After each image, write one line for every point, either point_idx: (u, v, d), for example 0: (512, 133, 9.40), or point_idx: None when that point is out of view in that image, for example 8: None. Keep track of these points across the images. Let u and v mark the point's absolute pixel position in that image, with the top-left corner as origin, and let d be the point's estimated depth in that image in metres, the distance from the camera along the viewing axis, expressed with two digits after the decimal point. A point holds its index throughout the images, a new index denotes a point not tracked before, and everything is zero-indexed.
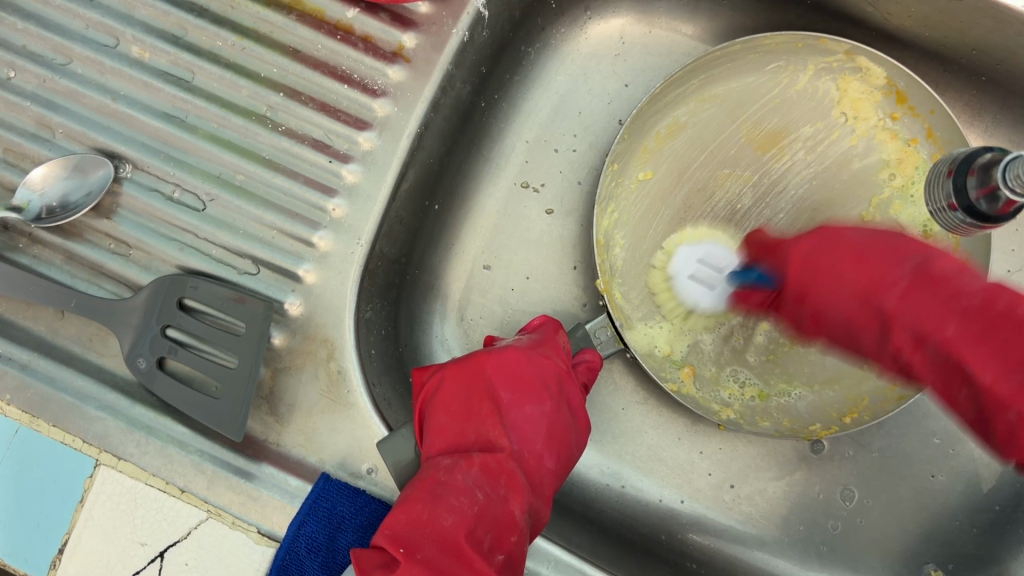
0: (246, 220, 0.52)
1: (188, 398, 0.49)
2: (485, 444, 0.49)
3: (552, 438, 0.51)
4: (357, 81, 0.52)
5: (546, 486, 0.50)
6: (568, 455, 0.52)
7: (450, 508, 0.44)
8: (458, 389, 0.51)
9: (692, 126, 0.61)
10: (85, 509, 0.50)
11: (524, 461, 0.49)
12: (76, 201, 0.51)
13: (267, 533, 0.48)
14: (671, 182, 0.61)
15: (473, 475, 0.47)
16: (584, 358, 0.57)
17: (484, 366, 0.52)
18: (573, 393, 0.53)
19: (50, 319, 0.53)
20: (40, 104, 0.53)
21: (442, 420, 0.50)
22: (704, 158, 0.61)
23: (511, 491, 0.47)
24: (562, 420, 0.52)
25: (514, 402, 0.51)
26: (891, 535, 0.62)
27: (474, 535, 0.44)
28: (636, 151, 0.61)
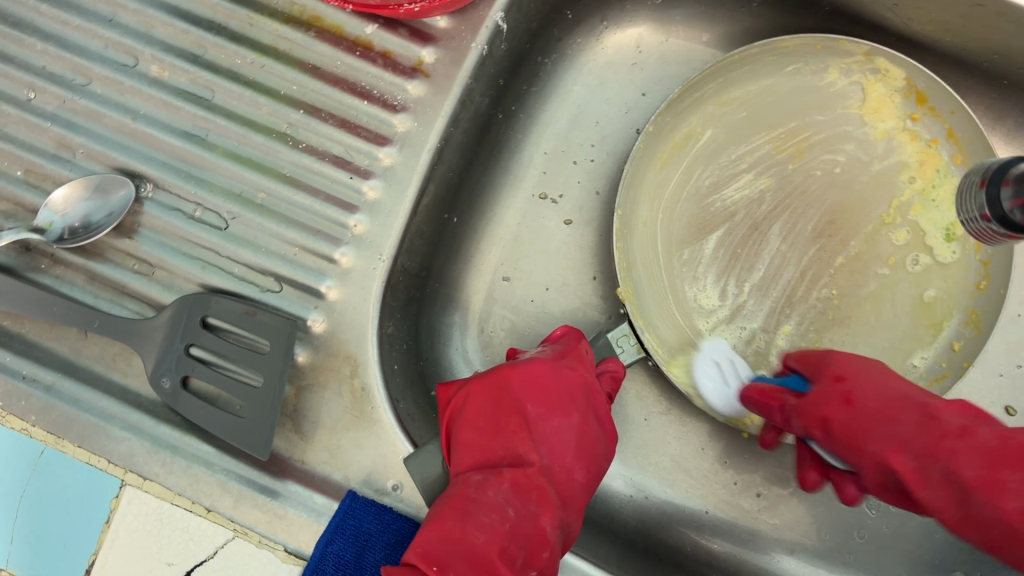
0: (268, 237, 0.52)
1: (213, 417, 0.49)
2: (515, 459, 0.49)
3: (581, 451, 0.51)
4: (377, 97, 0.52)
5: (578, 500, 0.49)
6: (597, 468, 0.52)
7: (481, 525, 0.44)
8: (484, 405, 0.51)
9: (711, 133, 0.61)
10: (112, 529, 0.50)
11: (555, 476, 0.49)
12: (98, 221, 0.51)
13: (294, 551, 0.48)
14: (687, 187, 0.61)
15: (503, 491, 0.47)
16: (608, 367, 0.56)
17: (510, 381, 0.51)
18: (600, 404, 0.53)
19: (73, 340, 0.52)
20: (61, 124, 0.53)
21: (469, 435, 0.50)
22: (721, 162, 0.61)
23: (543, 507, 0.46)
24: (589, 433, 0.52)
25: (542, 415, 0.51)
26: (919, 543, 0.61)
27: (506, 552, 0.43)
28: (657, 157, 0.60)
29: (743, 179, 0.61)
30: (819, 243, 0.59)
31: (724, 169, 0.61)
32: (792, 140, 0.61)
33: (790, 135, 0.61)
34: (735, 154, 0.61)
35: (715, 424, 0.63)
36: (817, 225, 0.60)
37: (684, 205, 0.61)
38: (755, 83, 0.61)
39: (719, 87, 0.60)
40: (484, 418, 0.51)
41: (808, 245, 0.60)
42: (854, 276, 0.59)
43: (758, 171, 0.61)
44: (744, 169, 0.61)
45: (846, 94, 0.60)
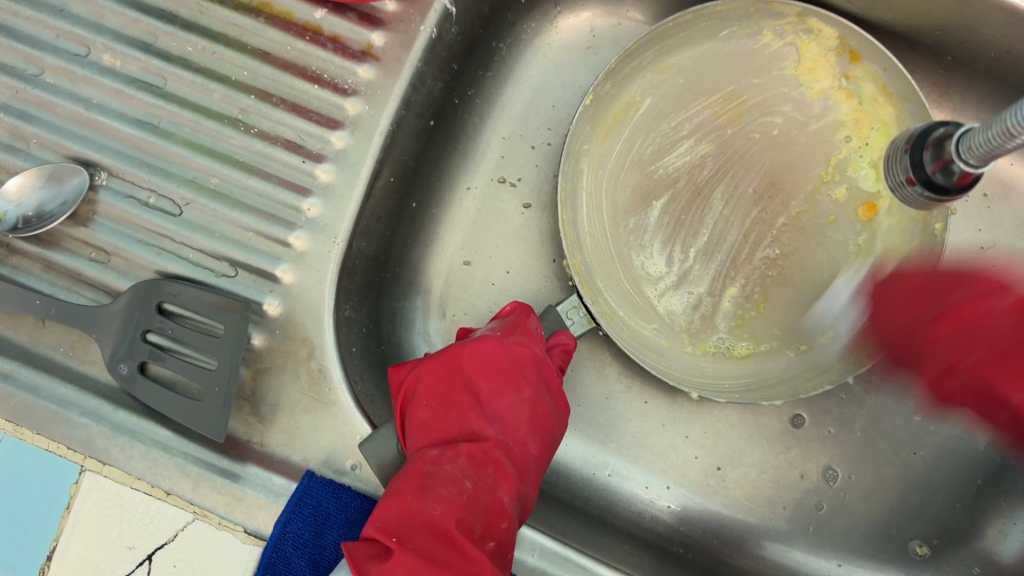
0: (223, 222, 0.52)
1: (171, 401, 0.50)
2: (470, 435, 0.50)
3: (535, 423, 0.52)
4: (327, 81, 0.53)
5: (534, 471, 0.51)
6: (552, 439, 0.53)
7: (438, 498, 0.45)
8: (436, 384, 0.52)
9: (650, 102, 0.62)
10: (72, 516, 0.50)
11: (510, 449, 0.50)
12: (51, 210, 0.51)
13: (254, 532, 0.49)
14: (629, 156, 0.62)
15: (459, 465, 0.47)
16: (560, 341, 0.57)
17: (460, 359, 0.52)
18: (552, 377, 0.53)
19: (31, 328, 0.53)
20: (13, 115, 0.53)
21: (424, 417, 0.50)
22: (663, 131, 0.62)
23: (499, 479, 0.48)
24: (544, 405, 0.52)
25: (494, 391, 0.51)
26: (875, 512, 0.63)
27: (464, 523, 0.45)
28: (598, 126, 0.61)
29: (683, 146, 0.62)
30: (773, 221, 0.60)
31: (666, 136, 0.62)
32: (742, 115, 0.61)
33: (742, 113, 0.62)
34: (675, 121, 0.62)
35: (675, 400, 0.64)
36: (759, 186, 0.61)
37: (626, 174, 0.62)
38: (694, 51, 0.61)
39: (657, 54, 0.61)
40: (436, 399, 0.51)
41: (750, 208, 0.61)
42: (795, 236, 0.60)
43: (699, 137, 0.61)
44: (684, 136, 0.62)
45: (785, 57, 0.61)
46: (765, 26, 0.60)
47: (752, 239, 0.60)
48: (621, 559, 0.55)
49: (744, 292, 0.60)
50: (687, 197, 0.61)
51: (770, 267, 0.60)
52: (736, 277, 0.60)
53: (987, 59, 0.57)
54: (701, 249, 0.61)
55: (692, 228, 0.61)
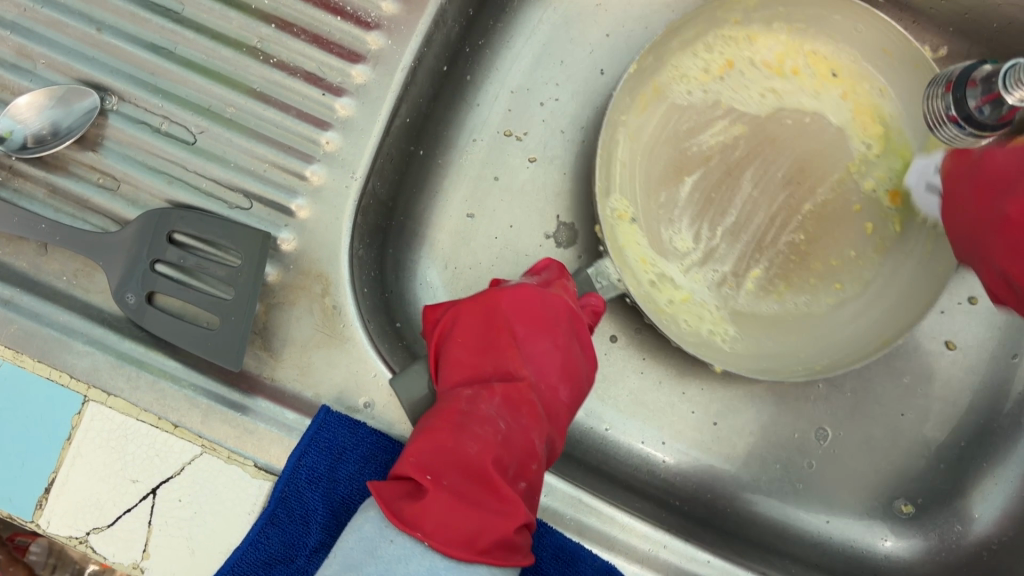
0: (238, 152, 0.51)
1: (182, 332, 0.48)
2: (504, 375, 0.51)
3: (566, 370, 0.53)
4: (350, 14, 0.52)
5: (561, 417, 0.52)
6: (580, 388, 0.54)
7: (474, 436, 0.46)
8: (473, 323, 0.53)
9: (687, 79, 0.62)
10: (72, 447, 0.48)
11: (541, 393, 0.52)
12: (68, 126, 0.50)
13: (264, 467, 0.48)
14: (665, 131, 0.62)
15: (495, 405, 0.49)
16: (590, 301, 0.57)
17: (498, 302, 0.53)
18: (584, 329, 0.54)
19: (33, 255, 0.51)
20: (19, 33, 0.51)
21: (459, 353, 0.52)
22: (699, 112, 0.62)
23: (531, 421, 0.49)
24: (574, 354, 0.54)
25: (529, 335, 0.53)
26: (863, 472, 0.64)
27: (500, 461, 0.46)
28: (638, 97, 0.61)
29: (716, 126, 0.62)
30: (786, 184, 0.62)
31: (701, 114, 0.62)
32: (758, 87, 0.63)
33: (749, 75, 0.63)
34: (712, 100, 0.62)
35: (674, 357, 0.65)
36: (788, 171, 0.62)
37: (661, 148, 0.62)
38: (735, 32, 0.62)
39: (704, 30, 0.61)
40: (473, 338, 0.53)
41: (778, 192, 0.62)
42: (821, 225, 0.62)
43: (733, 117, 0.62)
44: (720, 116, 0.62)
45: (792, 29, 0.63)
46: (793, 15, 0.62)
47: (778, 223, 0.62)
48: (625, 503, 0.55)
49: (767, 275, 0.62)
50: (718, 176, 0.62)
51: (795, 249, 0.62)
52: (761, 258, 0.62)
53: (989, 30, 0.60)
54: (729, 228, 0.62)
55: (721, 208, 0.62)
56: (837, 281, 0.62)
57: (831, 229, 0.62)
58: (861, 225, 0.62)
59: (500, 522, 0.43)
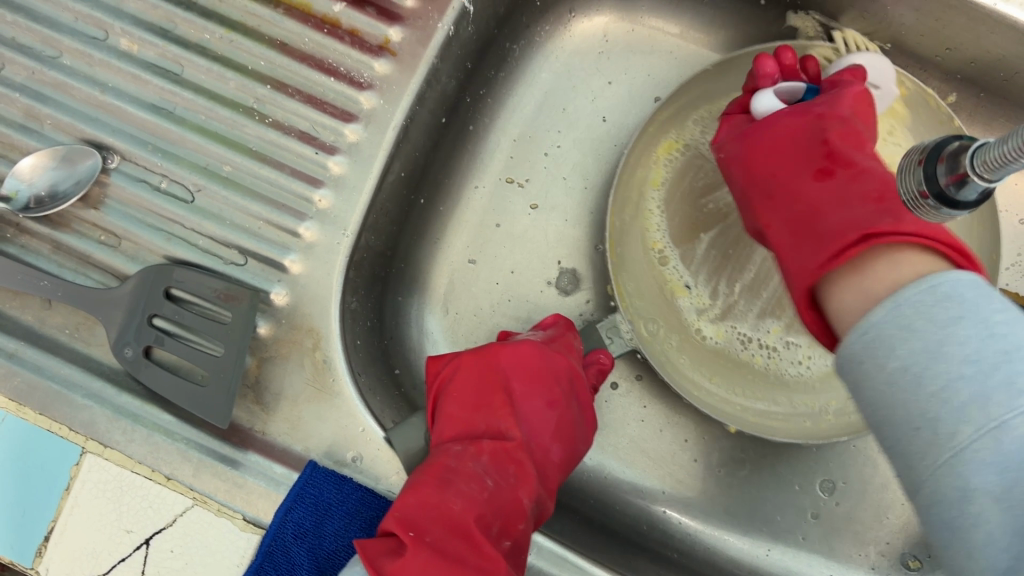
0: (233, 210, 0.53)
1: (176, 387, 0.50)
2: (495, 433, 0.52)
3: (560, 432, 0.55)
4: (343, 74, 0.53)
5: (551, 478, 0.53)
6: (574, 450, 0.56)
7: (459, 492, 0.47)
8: (471, 378, 0.55)
9: (707, 141, 0.64)
10: (70, 497, 0.50)
11: (533, 452, 0.52)
12: (65, 190, 0.51)
13: (252, 520, 0.49)
14: (683, 190, 0.63)
15: (482, 462, 0.49)
16: (597, 358, 0.59)
17: (497, 359, 0.55)
18: (583, 391, 0.56)
19: (38, 309, 0.53)
20: (29, 95, 0.53)
21: (453, 409, 0.53)
22: (714, 173, 0.63)
23: (520, 479, 0.50)
24: (569, 416, 0.55)
25: (524, 393, 0.55)
26: (868, 526, 0.62)
27: (482, 518, 0.46)
28: (655, 151, 0.63)
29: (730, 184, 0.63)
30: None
31: (717, 175, 0.63)
32: None
33: None
34: (725, 162, 0.64)
35: (675, 404, 0.64)
36: None
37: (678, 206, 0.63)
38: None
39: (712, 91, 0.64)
40: (469, 394, 0.54)
41: None
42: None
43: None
44: None
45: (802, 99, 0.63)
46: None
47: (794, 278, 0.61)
48: (615, 560, 0.55)
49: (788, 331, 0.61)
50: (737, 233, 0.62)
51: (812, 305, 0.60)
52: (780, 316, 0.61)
53: (997, 80, 0.58)
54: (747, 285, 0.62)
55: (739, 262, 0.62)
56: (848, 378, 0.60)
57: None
58: None
59: None
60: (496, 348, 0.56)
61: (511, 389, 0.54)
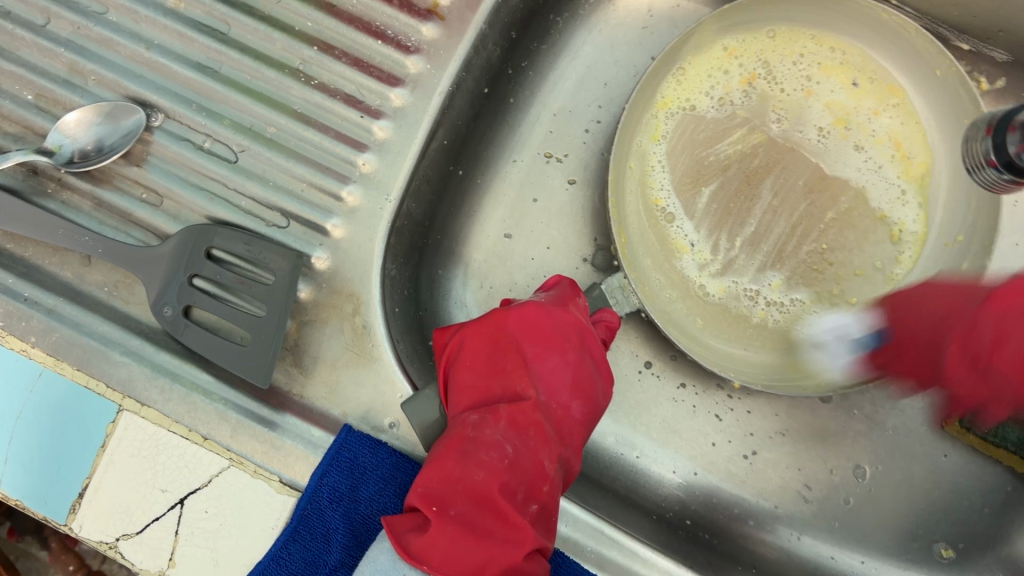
0: (276, 171, 0.52)
1: (216, 347, 0.49)
2: (512, 397, 0.49)
3: (578, 386, 0.51)
4: (391, 38, 0.53)
5: (575, 436, 0.50)
6: (596, 405, 0.52)
7: (480, 463, 0.45)
8: (482, 346, 0.51)
9: (706, 90, 0.60)
10: (106, 454, 0.49)
11: (552, 412, 0.49)
12: (111, 144, 0.51)
13: (289, 482, 0.49)
14: (681, 140, 0.60)
15: (500, 429, 0.47)
16: (603, 317, 0.56)
17: (505, 322, 0.52)
18: (595, 345, 0.52)
19: (77, 265, 0.53)
20: (73, 50, 0.53)
21: (467, 377, 0.50)
22: (711, 121, 0.60)
23: (541, 443, 0.47)
24: (587, 370, 0.51)
25: (538, 353, 0.51)
26: (901, 513, 0.62)
27: (507, 487, 0.45)
28: (649, 106, 0.60)
29: (737, 136, 0.60)
30: (810, 198, 0.59)
31: (718, 124, 0.60)
32: (794, 105, 0.60)
33: (764, 80, 0.60)
34: (726, 109, 0.60)
35: (708, 384, 0.64)
36: (808, 181, 0.59)
37: (678, 157, 0.60)
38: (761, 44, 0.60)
39: (709, 36, 0.59)
40: (481, 360, 0.51)
41: (799, 201, 0.59)
42: (842, 233, 0.58)
43: (751, 125, 0.60)
44: (736, 125, 0.60)
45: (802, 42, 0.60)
46: (844, 31, 0.59)
47: (799, 233, 0.58)
48: (647, 534, 0.55)
49: (789, 285, 0.59)
50: (738, 184, 0.59)
51: (818, 261, 0.58)
52: (782, 268, 0.59)
53: None
54: (747, 239, 0.59)
55: (740, 218, 0.59)
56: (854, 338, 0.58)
57: (856, 237, 0.58)
58: (886, 232, 0.58)
59: (508, 551, 0.43)
60: (504, 311, 0.52)
61: (524, 349, 0.51)
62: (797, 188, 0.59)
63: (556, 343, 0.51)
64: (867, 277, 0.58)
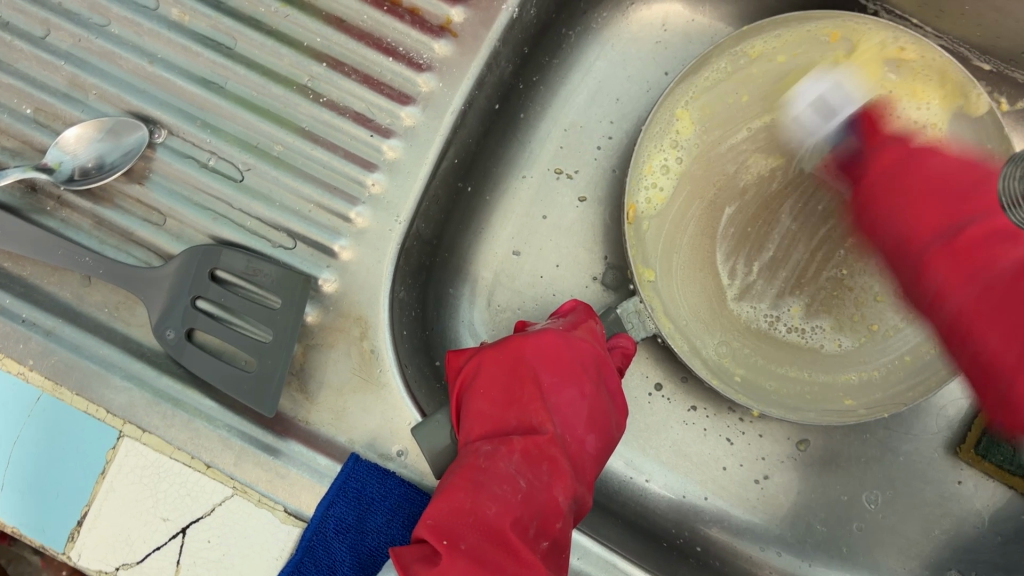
0: (282, 191, 0.51)
1: (219, 372, 0.48)
2: (527, 429, 0.48)
3: (593, 420, 0.50)
4: (401, 55, 0.51)
5: (588, 471, 0.49)
6: (608, 438, 0.51)
7: (493, 497, 0.44)
8: (498, 373, 0.50)
9: (726, 110, 0.60)
10: (106, 481, 0.48)
11: (567, 446, 0.48)
12: (112, 162, 0.50)
13: (294, 512, 0.47)
14: (699, 162, 0.60)
15: (514, 462, 0.46)
16: (619, 343, 0.55)
17: (523, 350, 0.51)
18: (610, 376, 0.52)
19: (77, 286, 0.51)
20: (73, 63, 0.51)
21: (481, 405, 0.49)
22: (731, 143, 0.60)
23: (555, 477, 0.46)
24: (601, 404, 0.51)
25: (555, 384, 0.50)
26: (914, 540, 0.61)
27: (519, 522, 0.43)
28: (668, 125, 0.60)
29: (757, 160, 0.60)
30: (829, 223, 0.59)
31: (737, 146, 0.60)
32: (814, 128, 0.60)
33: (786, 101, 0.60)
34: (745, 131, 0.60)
35: (720, 407, 0.62)
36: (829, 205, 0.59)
37: (697, 178, 0.60)
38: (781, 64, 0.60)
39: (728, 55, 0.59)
40: (497, 388, 0.50)
41: (819, 226, 0.59)
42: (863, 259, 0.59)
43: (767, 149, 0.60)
44: (755, 148, 0.60)
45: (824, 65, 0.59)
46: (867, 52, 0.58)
47: (819, 257, 0.59)
48: (657, 564, 0.54)
49: (809, 311, 0.59)
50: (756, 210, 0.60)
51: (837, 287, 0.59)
52: (800, 294, 0.59)
53: None
54: (765, 264, 0.60)
55: (758, 242, 0.60)
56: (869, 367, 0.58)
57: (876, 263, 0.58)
58: None
59: None
60: (523, 338, 0.51)
61: (541, 378, 0.50)
62: (816, 213, 0.59)
63: (573, 373, 0.50)
64: (887, 302, 0.58)
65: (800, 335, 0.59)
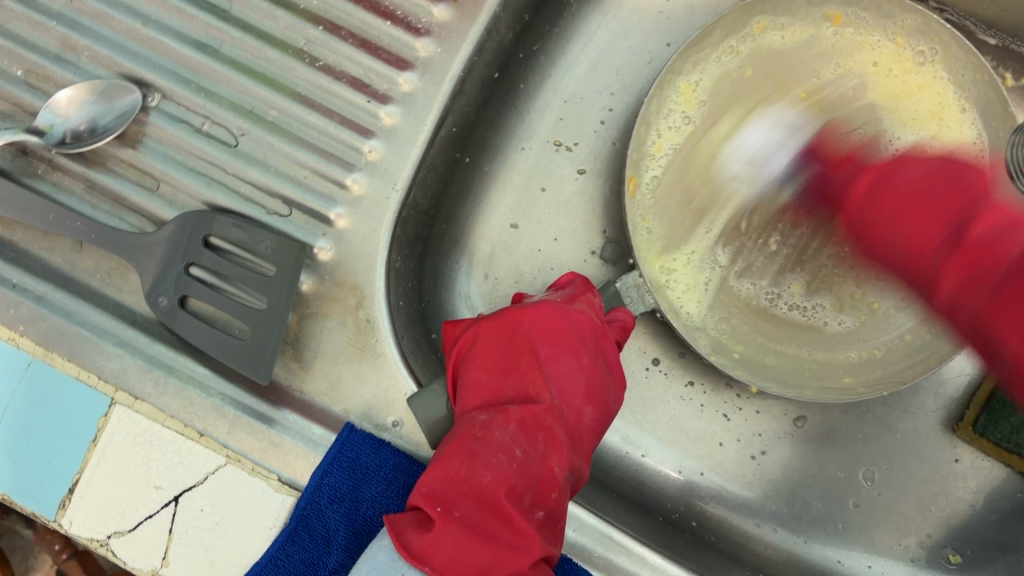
0: (278, 156, 0.50)
1: (212, 339, 0.47)
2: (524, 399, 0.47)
3: (591, 391, 0.50)
4: (400, 19, 0.50)
5: (586, 443, 0.49)
6: (606, 409, 0.51)
7: (488, 465, 0.43)
8: (494, 344, 0.50)
9: (730, 83, 0.59)
10: (97, 449, 0.47)
11: (564, 416, 0.48)
12: (105, 125, 0.49)
13: (288, 482, 0.47)
14: (703, 138, 0.59)
15: (510, 432, 0.45)
16: (618, 317, 0.55)
17: (519, 321, 0.50)
18: (608, 348, 0.51)
19: (68, 251, 0.51)
20: (66, 25, 0.50)
21: (478, 375, 0.49)
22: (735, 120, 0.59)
23: (551, 447, 0.46)
24: (599, 374, 0.50)
25: (552, 355, 0.50)
26: (911, 518, 0.60)
27: (514, 491, 0.43)
28: (673, 98, 0.58)
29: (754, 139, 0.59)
30: None
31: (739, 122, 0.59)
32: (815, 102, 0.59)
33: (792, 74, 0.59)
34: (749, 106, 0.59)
35: (718, 382, 0.62)
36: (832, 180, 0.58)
37: (699, 154, 0.59)
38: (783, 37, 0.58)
39: (735, 25, 0.57)
40: (494, 359, 0.49)
41: (821, 201, 0.58)
42: None
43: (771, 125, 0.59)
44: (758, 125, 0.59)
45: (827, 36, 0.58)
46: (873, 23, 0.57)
47: (822, 235, 0.58)
48: (654, 539, 0.53)
49: (811, 289, 0.58)
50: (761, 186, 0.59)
51: (840, 264, 0.58)
52: (801, 272, 0.58)
53: None
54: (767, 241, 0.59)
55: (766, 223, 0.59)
56: (872, 346, 0.57)
57: None
58: None
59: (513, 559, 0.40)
60: (520, 309, 0.51)
61: (538, 350, 0.49)
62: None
63: (570, 345, 0.50)
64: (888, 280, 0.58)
65: (800, 313, 0.58)
